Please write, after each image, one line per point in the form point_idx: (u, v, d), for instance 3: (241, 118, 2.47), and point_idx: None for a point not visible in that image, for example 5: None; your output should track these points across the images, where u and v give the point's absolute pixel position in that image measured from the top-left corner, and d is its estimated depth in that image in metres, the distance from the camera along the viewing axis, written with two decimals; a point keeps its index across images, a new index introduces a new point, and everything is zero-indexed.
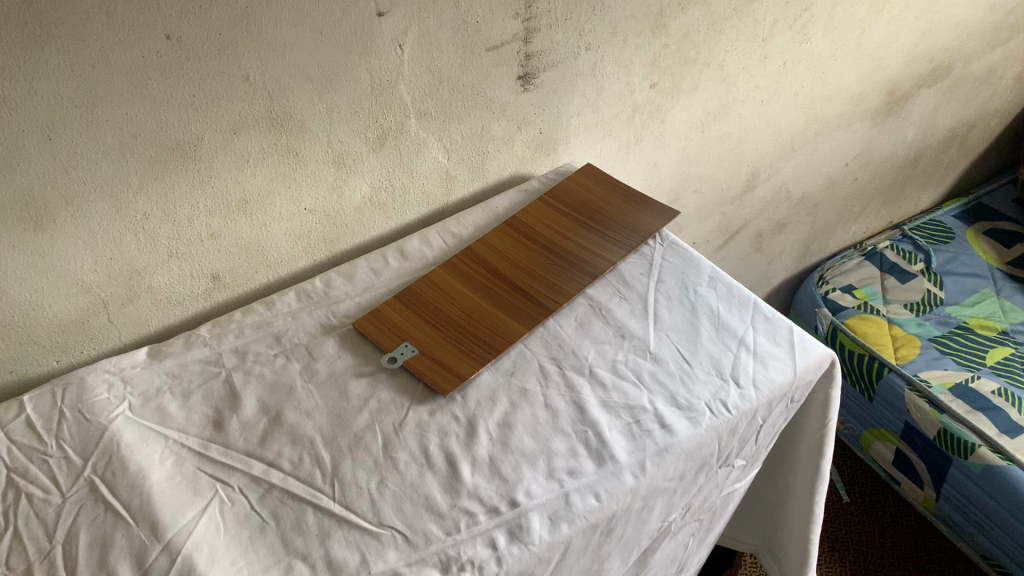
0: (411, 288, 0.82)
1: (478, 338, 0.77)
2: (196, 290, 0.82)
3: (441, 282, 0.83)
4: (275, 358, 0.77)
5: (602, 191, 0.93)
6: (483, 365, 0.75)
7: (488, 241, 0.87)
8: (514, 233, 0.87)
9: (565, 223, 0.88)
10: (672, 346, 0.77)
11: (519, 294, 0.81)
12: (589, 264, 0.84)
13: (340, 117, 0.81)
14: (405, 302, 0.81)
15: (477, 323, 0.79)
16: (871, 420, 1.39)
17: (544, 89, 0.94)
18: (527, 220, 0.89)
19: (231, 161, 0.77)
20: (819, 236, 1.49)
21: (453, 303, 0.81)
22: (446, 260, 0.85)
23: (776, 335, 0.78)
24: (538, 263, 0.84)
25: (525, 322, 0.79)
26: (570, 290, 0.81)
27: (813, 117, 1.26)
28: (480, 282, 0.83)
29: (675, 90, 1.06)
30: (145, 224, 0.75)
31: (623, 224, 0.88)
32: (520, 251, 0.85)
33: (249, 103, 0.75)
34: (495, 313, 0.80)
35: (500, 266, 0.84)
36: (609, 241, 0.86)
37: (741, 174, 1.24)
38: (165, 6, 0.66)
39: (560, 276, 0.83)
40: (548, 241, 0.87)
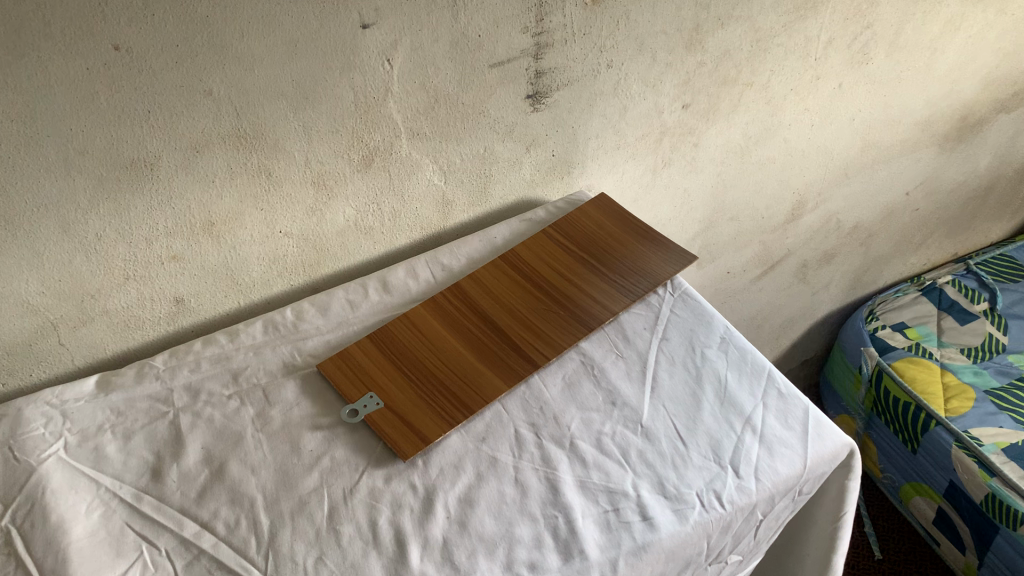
0: (386, 327, 0.75)
1: (452, 394, 0.69)
2: (157, 314, 0.76)
3: (421, 322, 0.75)
4: (228, 401, 0.70)
5: (614, 227, 0.83)
6: (452, 427, 0.67)
7: (479, 278, 0.78)
8: (509, 271, 0.79)
9: (566, 262, 0.80)
10: (667, 421, 0.68)
11: (505, 344, 0.73)
12: (586, 313, 0.75)
13: (319, 136, 0.73)
14: (378, 344, 0.73)
15: (453, 376, 0.71)
16: (913, 474, 1.27)
17: (558, 110, 0.84)
18: (525, 255, 0.80)
19: (194, 181, 0.70)
20: (871, 268, 1.37)
21: (430, 349, 0.73)
22: (430, 297, 0.77)
23: (788, 416, 0.68)
24: (530, 306, 0.76)
25: (506, 379, 0.70)
26: (561, 344, 0.73)
27: (871, 143, 1.14)
28: (464, 326, 0.74)
29: (711, 111, 0.95)
30: (98, 245, 0.69)
31: (631, 268, 0.79)
32: (513, 292, 0.77)
33: (213, 120, 0.67)
34: (474, 364, 0.71)
35: (488, 307, 0.76)
36: (613, 287, 0.77)
37: (785, 201, 1.13)
38: (112, 14, 0.58)
39: (553, 326, 0.74)
40: (545, 281, 0.78)
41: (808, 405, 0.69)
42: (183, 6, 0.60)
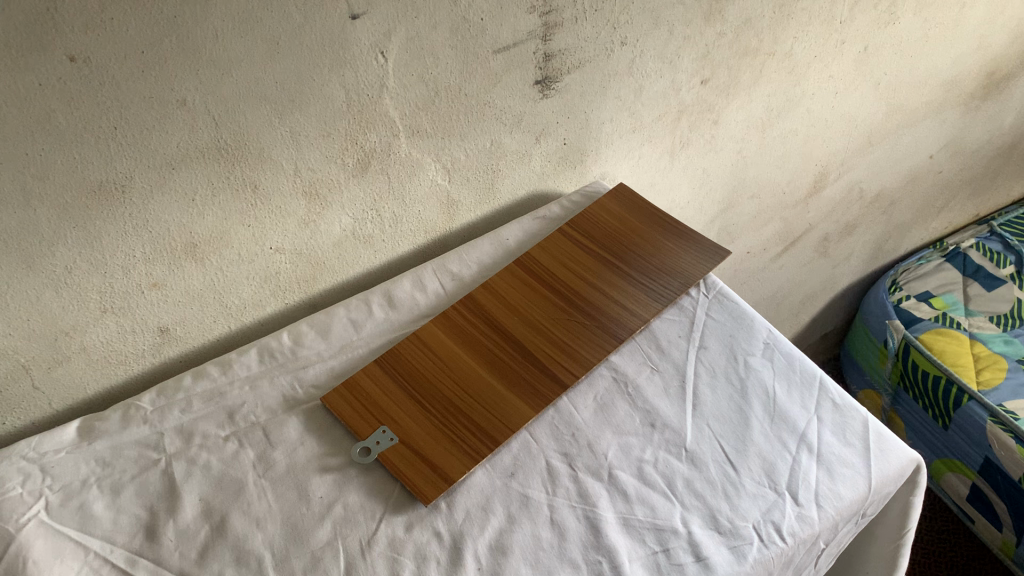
0: (395, 349, 0.68)
1: (473, 423, 0.63)
2: (140, 347, 0.68)
3: (433, 341, 0.68)
4: (226, 444, 0.63)
5: (638, 223, 0.76)
6: (477, 462, 0.60)
7: (493, 287, 0.71)
8: (526, 277, 0.72)
9: (588, 263, 0.73)
10: (714, 444, 0.61)
11: (528, 362, 0.66)
12: (615, 322, 0.68)
13: (309, 141, 0.65)
14: (387, 370, 0.66)
15: (473, 402, 0.64)
16: (944, 450, 1.22)
17: (569, 94, 0.77)
18: (542, 259, 0.73)
19: (172, 200, 0.62)
20: (892, 237, 1.31)
21: (446, 372, 0.66)
22: (441, 312, 0.70)
23: (846, 431, 0.62)
24: (552, 317, 0.69)
25: (533, 402, 0.64)
26: (590, 358, 0.66)
27: (896, 107, 1.06)
28: (481, 343, 0.67)
29: (732, 85, 0.87)
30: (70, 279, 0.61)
31: (660, 268, 0.72)
32: (532, 301, 0.70)
33: (188, 133, 0.59)
34: (496, 387, 0.65)
35: (506, 320, 0.69)
36: (642, 290, 0.71)
37: (807, 174, 1.06)
38: (65, 20, 0.50)
39: (579, 339, 0.67)
40: (567, 287, 0.71)
41: (867, 416, 0.63)
42: (147, 6, 0.52)
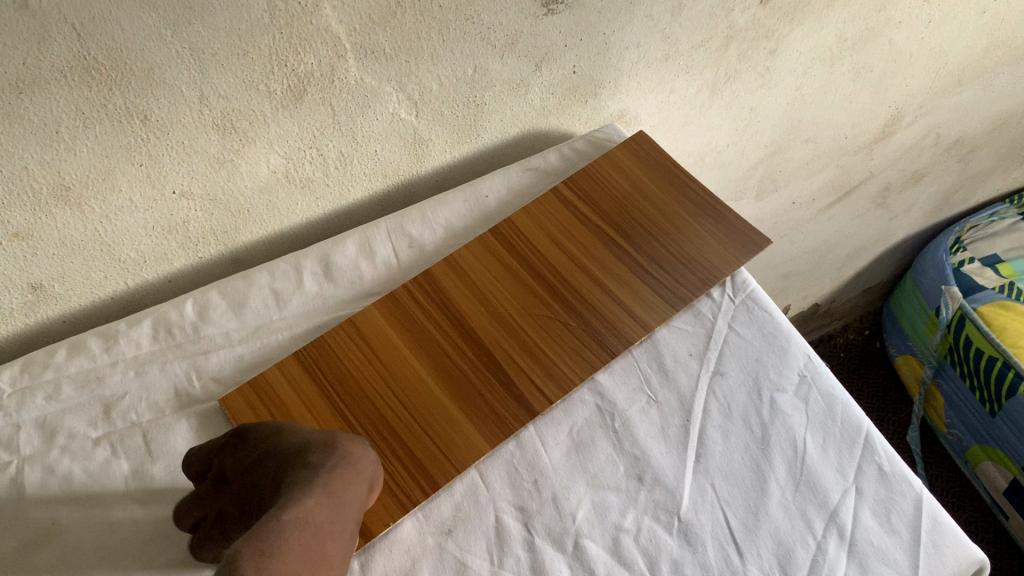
0: (326, 340, 0.54)
1: (410, 454, 0.49)
2: (6, 306, 0.54)
3: (376, 336, 0.54)
4: (95, 449, 0.50)
5: (654, 191, 0.61)
6: (408, 510, 0.46)
7: (462, 269, 0.57)
8: (506, 261, 0.57)
9: (589, 247, 0.58)
10: (716, 514, 0.47)
11: (492, 375, 0.52)
12: (611, 330, 0.54)
13: (218, 62, 0.48)
14: (311, 368, 0.52)
15: (415, 425, 0.50)
16: (986, 436, 1.06)
17: (583, 11, 0.58)
18: (529, 235, 0.59)
19: (26, 132, 0.46)
20: (963, 189, 1.12)
21: (387, 380, 0.52)
22: (393, 293, 0.56)
23: (891, 512, 0.47)
24: (532, 317, 0.55)
25: (493, 433, 0.50)
26: (574, 377, 0.52)
27: (1000, 41, 0.86)
28: (436, 344, 0.53)
29: (800, 7, 0.68)
30: None
31: (678, 261, 0.57)
32: (509, 292, 0.56)
33: (39, 46, 0.43)
34: (448, 407, 0.51)
35: (475, 316, 0.55)
36: (652, 290, 0.56)
37: (876, 118, 0.88)
38: None
39: (561, 349, 0.53)
40: (556, 276, 0.57)
41: (920, 492, 0.48)
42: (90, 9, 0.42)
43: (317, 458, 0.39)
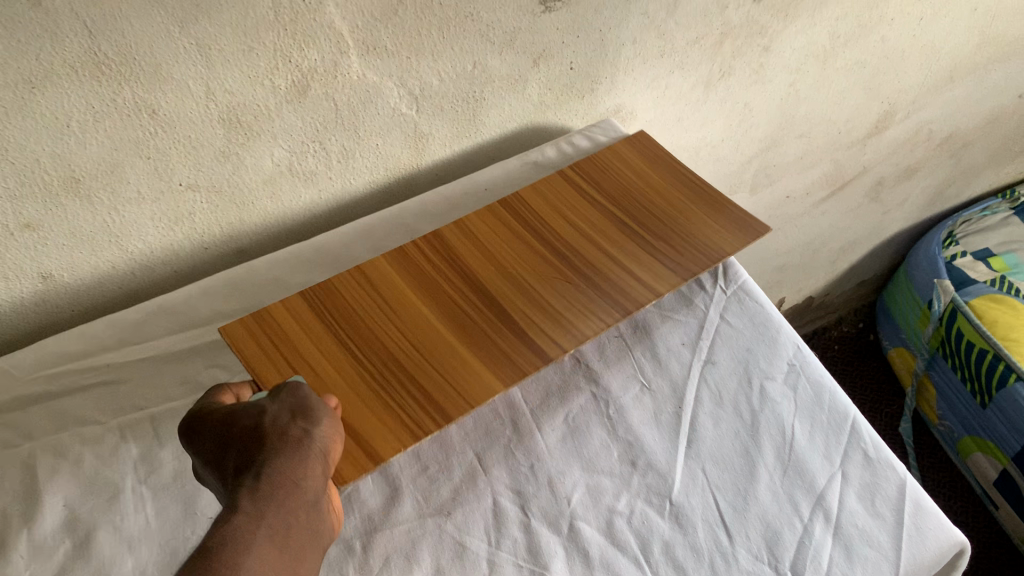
0: (333, 286, 0.53)
1: (421, 389, 0.47)
2: (17, 296, 0.55)
3: (384, 286, 0.53)
4: (104, 434, 0.51)
5: (655, 179, 0.62)
6: (416, 440, 0.44)
7: (472, 235, 0.57)
8: (516, 229, 0.58)
9: (596, 221, 0.58)
10: (706, 498, 0.48)
11: (502, 325, 0.51)
12: (622, 288, 0.53)
13: (223, 58, 0.50)
14: (317, 308, 0.51)
15: (426, 364, 0.48)
16: (977, 427, 1.08)
17: (579, 9, 0.60)
18: (537, 209, 0.59)
19: (38, 125, 0.47)
20: (956, 183, 1.14)
21: (395, 325, 0.51)
22: (401, 251, 0.56)
23: (876, 496, 0.48)
24: (543, 276, 0.54)
25: (506, 374, 0.48)
26: (587, 329, 0.51)
27: (991, 38, 0.87)
28: (447, 297, 0.53)
29: (793, 4, 0.70)
30: None
31: (685, 236, 0.57)
32: (520, 256, 0.56)
33: (51, 42, 0.44)
34: (458, 350, 0.49)
35: (486, 275, 0.54)
36: (662, 257, 0.55)
37: (870, 113, 0.89)
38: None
39: (571, 304, 0.52)
40: (566, 245, 0.56)
41: (904, 477, 0.49)
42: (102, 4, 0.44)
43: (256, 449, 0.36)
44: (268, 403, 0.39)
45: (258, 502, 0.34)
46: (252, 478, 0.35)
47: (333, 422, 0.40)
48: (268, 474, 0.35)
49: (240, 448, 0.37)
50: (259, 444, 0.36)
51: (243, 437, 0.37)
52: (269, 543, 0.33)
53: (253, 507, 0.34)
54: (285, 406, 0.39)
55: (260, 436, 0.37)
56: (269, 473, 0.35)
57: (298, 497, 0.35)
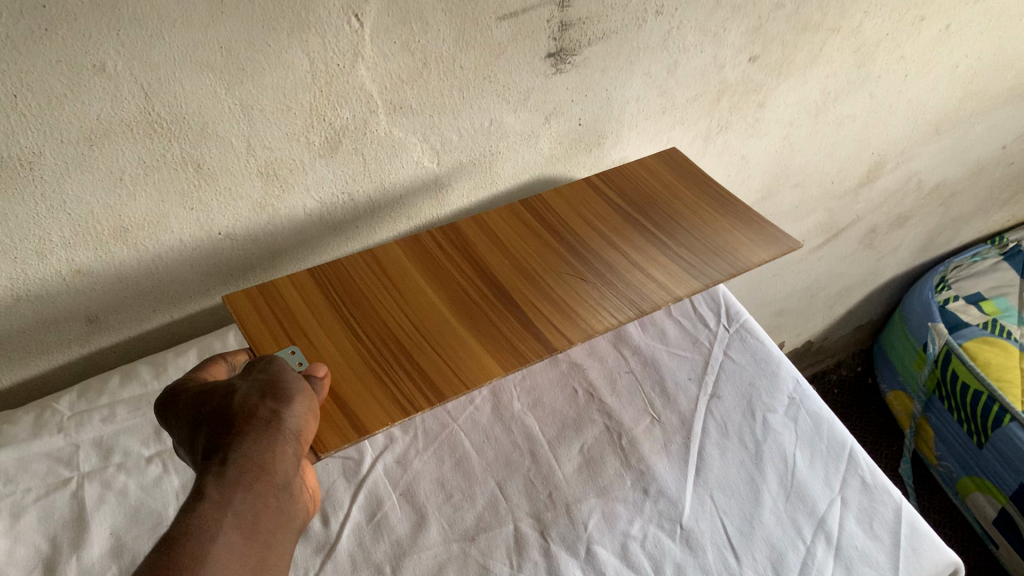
0: (350, 274, 0.56)
1: (420, 370, 0.49)
2: (65, 337, 0.60)
3: (400, 278, 0.56)
4: (148, 466, 0.55)
5: (681, 198, 0.64)
6: (407, 413, 0.46)
7: (492, 239, 0.60)
8: (535, 234, 0.61)
9: (615, 231, 0.61)
10: (715, 522, 0.51)
11: (513, 318, 0.53)
12: (630, 290, 0.55)
13: (263, 116, 0.54)
14: (328, 291, 0.54)
15: (430, 347, 0.51)
16: (974, 467, 1.10)
17: (587, 70, 0.65)
18: (556, 217, 0.62)
19: (95, 179, 0.52)
20: (946, 231, 1.19)
21: (405, 313, 0.53)
22: (423, 247, 0.59)
23: (873, 519, 0.52)
24: (556, 278, 0.56)
25: (507, 362, 0.50)
26: (591, 327, 0.52)
27: (973, 93, 0.92)
28: (462, 292, 0.55)
29: (785, 64, 0.75)
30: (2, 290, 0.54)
31: (701, 246, 0.59)
32: (537, 259, 0.58)
33: (111, 103, 0.49)
34: (465, 338, 0.51)
35: (501, 273, 0.57)
36: (676, 263, 0.57)
37: (861, 164, 0.94)
38: (60, 65, 0.45)
39: (579, 302, 0.54)
40: (582, 250, 0.59)
41: (900, 502, 0.53)
42: (155, 69, 0.48)
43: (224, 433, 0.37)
44: (240, 387, 0.40)
45: (225, 488, 0.35)
46: (220, 462, 0.36)
47: (309, 402, 0.41)
48: (234, 458, 0.36)
49: (210, 432, 0.38)
50: (229, 428, 0.37)
51: (214, 421, 0.38)
52: (237, 531, 0.33)
53: (219, 494, 0.34)
54: (257, 386, 0.40)
55: (229, 418, 0.38)
56: (236, 456, 0.36)
57: (267, 481, 0.36)
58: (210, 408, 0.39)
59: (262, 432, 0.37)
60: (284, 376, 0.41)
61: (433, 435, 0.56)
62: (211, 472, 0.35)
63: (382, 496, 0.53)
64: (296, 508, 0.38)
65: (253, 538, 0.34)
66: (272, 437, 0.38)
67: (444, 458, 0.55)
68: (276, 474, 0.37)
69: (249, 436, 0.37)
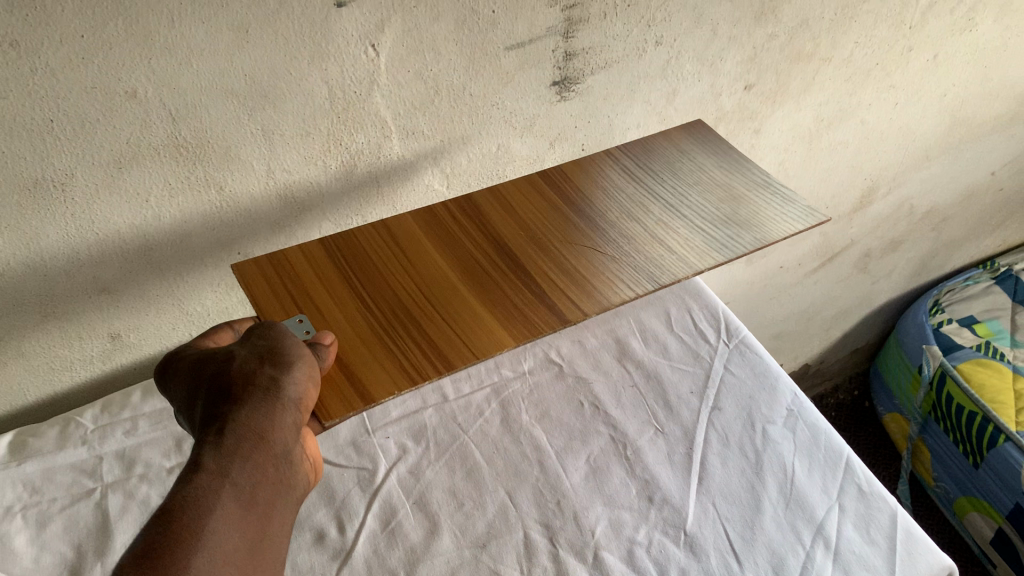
0: (360, 242, 0.53)
1: (428, 339, 0.46)
2: (88, 354, 0.62)
3: (411, 246, 0.53)
4: (169, 476, 0.57)
5: (704, 161, 0.61)
6: (414, 384, 0.43)
7: (508, 204, 0.57)
8: (553, 200, 0.57)
9: (635, 197, 0.57)
10: (718, 529, 0.53)
11: (524, 289, 0.50)
12: (649, 258, 0.51)
13: (283, 140, 0.57)
14: (337, 258, 0.52)
15: (439, 316, 0.48)
16: (971, 487, 1.12)
17: (591, 98, 0.68)
18: (575, 181, 0.59)
19: (122, 201, 0.54)
20: (939, 255, 1.21)
21: (414, 281, 0.50)
22: (436, 215, 0.56)
23: (870, 525, 0.54)
24: (573, 246, 0.53)
25: (518, 333, 0.46)
26: (605, 298, 0.48)
27: (961, 120, 0.96)
28: (473, 260, 0.52)
29: (779, 92, 0.78)
30: (30, 308, 0.56)
31: (725, 213, 0.54)
32: (552, 227, 0.55)
33: (140, 128, 0.51)
34: (475, 307, 0.48)
35: (514, 241, 0.54)
36: (698, 231, 0.53)
37: (854, 189, 0.97)
38: (92, 92, 0.48)
39: (594, 270, 0.51)
40: (600, 215, 0.55)
41: (895, 509, 0.55)
42: (182, 94, 0.51)
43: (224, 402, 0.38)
44: (240, 354, 0.41)
45: (222, 458, 0.36)
46: (219, 429, 0.37)
47: (310, 369, 0.41)
48: (231, 428, 0.37)
49: (208, 398, 0.39)
50: (226, 396, 0.39)
51: (213, 388, 0.39)
52: (234, 502, 0.36)
53: (216, 465, 0.36)
54: (255, 351, 0.41)
55: (228, 385, 0.39)
56: (233, 425, 0.37)
57: (266, 451, 0.38)
58: (210, 374, 0.40)
59: (261, 402, 0.38)
60: (286, 340, 0.41)
61: (444, 447, 0.58)
62: (209, 442, 0.37)
63: (396, 504, 0.55)
64: (293, 475, 0.40)
65: (250, 509, 0.36)
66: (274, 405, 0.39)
67: (455, 468, 0.57)
68: (276, 443, 0.38)
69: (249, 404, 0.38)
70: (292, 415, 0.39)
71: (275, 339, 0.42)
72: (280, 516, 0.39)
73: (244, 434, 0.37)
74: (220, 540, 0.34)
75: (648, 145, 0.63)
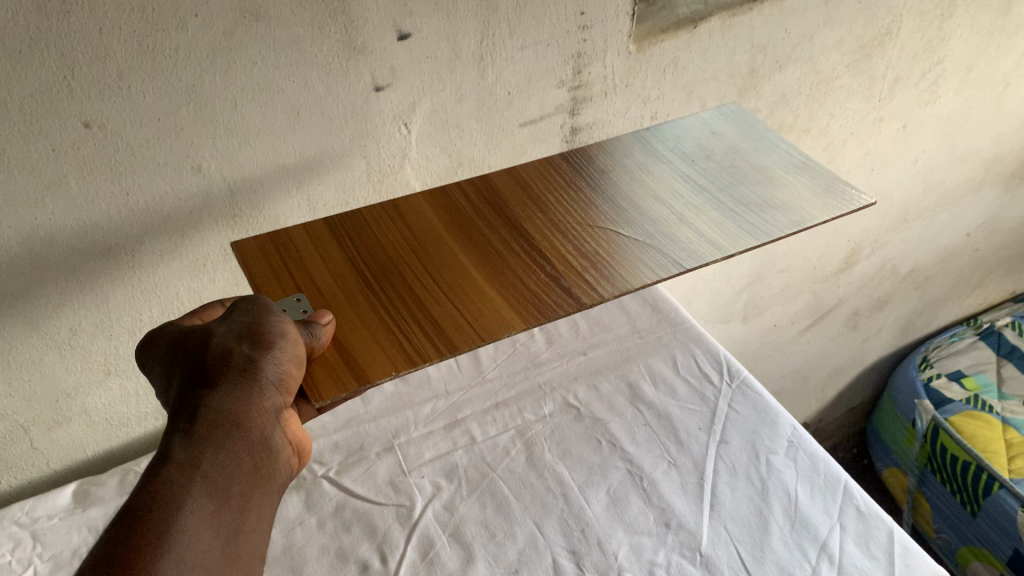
0: (377, 228, 0.58)
1: (433, 324, 0.50)
2: (143, 410, 0.68)
3: (425, 233, 0.58)
4: None
5: (741, 143, 0.66)
6: (412, 366, 0.47)
7: (530, 191, 0.62)
8: (571, 186, 0.62)
9: (662, 181, 0.62)
10: (731, 549, 0.58)
11: (536, 275, 0.54)
12: (668, 245, 0.55)
13: (326, 209, 0.64)
14: (351, 244, 0.56)
15: (443, 299, 0.52)
16: (972, 537, 1.14)
17: None
18: (594, 167, 0.64)
19: (182, 266, 0.61)
20: (924, 314, 1.28)
21: (426, 266, 0.55)
22: (459, 202, 0.61)
23: (869, 541, 0.59)
24: (594, 230, 0.57)
25: (525, 316, 0.50)
26: (620, 284, 0.52)
27: (934, 185, 1.04)
28: (488, 247, 0.56)
29: None
30: (96, 365, 0.62)
31: (754, 194, 0.60)
32: (572, 213, 0.59)
33: (202, 200, 0.58)
34: (485, 291, 0.53)
35: (533, 227, 0.58)
36: (728, 216, 0.58)
37: (840, 251, 1.04)
38: (163, 167, 0.55)
39: (617, 254, 0.55)
40: (622, 203, 0.60)
41: (892, 527, 0.60)
42: (240, 168, 0.58)
43: (198, 387, 0.43)
44: (218, 331, 0.45)
45: (192, 449, 0.41)
46: (194, 416, 0.42)
47: (293, 347, 0.45)
48: (203, 416, 0.42)
49: (185, 381, 0.44)
50: (204, 380, 0.43)
51: (192, 368, 0.44)
52: (206, 498, 0.40)
53: (186, 456, 0.41)
54: (234, 330, 0.45)
55: (207, 367, 0.43)
56: (206, 413, 0.42)
57: (241, 438, 0.43)
58: (190, 353, 0.45)
59: (230, 392, 0.43)
60: (266, 319, 0.45)
61: (475, 484, 0.63)
62: (180, 432, 0.41)
63: (433, 537, 0.59)
64: (272, 462, 0.45)
65: (224, 503, 0.41)
66: (247, 393, 0.43)
67: (486, 503, 0.62)
68: (247, 430, 0.43)
69: (220, 392, 0.43)
70: (269, 398, 0.44)
71: (258, 317, 0.45)
72: (260, 505, 0.43)
73: (215, 422, 0.42)
74: (191, 536, 0.38)
75: (674, 132, 0.68)
